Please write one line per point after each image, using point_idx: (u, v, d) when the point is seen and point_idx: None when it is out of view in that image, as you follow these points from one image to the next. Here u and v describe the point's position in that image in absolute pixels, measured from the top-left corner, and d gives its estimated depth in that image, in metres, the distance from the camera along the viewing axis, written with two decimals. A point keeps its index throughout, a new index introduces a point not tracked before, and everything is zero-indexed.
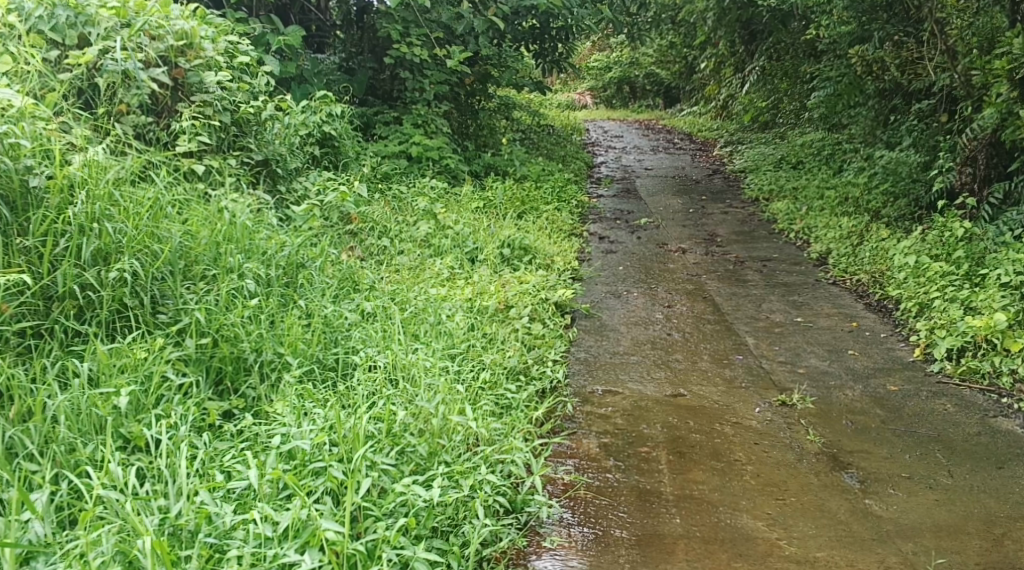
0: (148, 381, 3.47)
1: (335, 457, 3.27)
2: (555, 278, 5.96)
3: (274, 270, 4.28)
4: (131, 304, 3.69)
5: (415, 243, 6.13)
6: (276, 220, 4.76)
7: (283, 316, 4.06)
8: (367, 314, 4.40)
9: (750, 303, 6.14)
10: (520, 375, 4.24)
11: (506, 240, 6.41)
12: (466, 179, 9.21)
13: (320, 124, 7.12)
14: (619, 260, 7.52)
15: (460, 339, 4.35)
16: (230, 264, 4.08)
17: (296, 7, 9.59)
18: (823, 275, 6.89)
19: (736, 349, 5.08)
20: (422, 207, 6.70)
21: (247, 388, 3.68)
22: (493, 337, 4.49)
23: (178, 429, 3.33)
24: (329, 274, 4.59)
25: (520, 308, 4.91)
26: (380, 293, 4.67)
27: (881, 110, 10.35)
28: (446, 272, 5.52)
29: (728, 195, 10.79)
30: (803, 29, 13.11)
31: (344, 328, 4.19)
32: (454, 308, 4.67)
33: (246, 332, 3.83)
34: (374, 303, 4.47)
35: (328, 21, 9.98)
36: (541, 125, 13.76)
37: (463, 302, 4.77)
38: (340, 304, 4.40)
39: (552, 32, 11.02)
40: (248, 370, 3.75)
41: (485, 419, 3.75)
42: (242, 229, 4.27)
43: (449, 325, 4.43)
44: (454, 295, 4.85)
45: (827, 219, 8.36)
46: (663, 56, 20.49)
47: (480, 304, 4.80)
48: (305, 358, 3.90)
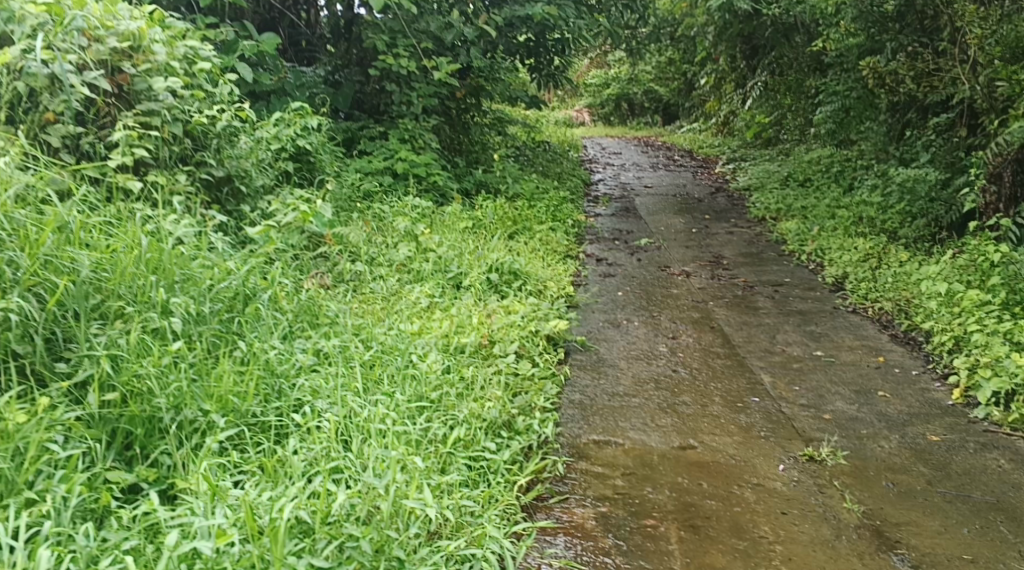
0: (24, 453, 2.95)
1: (241, 564, 2.75)
2: (547, 306, 5.39)
3: (210, 305, 3.73)
4: (19, 352, 3.17)
5: (392, 268, 5.55)
6: (224, 245, 4.19)
7: (214, 362, 3.53)
8: (326, 359, 3.84)
9: (761, 334, 5.58)
10: (501, 430, 3.69)
11: (494, 264, 5.84)
12: (456, 198, 8.65)
13: (293, 138, 6.56)
14: (618, 284, 6.96)
15: (431, 388, 3.79)
16: (151, 299, 3.54)
17: (286, 21, 9.32)
18: (840, 301, 6.33)
19: (752, 389, 4.50)
20: (403, 227, 6.13)
21: (161, 454, 3.18)
22: (471, 382, 3.94)
23: (53, 519, 2.84)
24: (283, 305, 4.02)
25: (504, 345, 4.34)
26: (344, 329, 4.11)
27: (893, 125, 9.79)
28: (419, 303, 4.95)
29: (733, 214, 10.24)
30: (807, 43, 12.63)
31: (291, 376, 3.64)
32: (426, 347, 4.12)
33: (163, 385, 3.29)
34: (333, 344, 3.92)
35: (312, 33, 9.49)
36: (537, 141, 13.24)
37: (438, 340, 4.20)
38: (293, 345, 3.83)
39: (548, 46, 10.51)
40: (163, 431, 3.23)
41: (451, 496, 3.23)
42: (174, 257, 3.74)
43: (420, 370, 3.87)
44: (428, 331, 4.29)
45: (841, 240, 7.79)
46: (663, 73, 20.00)
47: (457, 341, 4.24)
48: (238, 418, 3.37)
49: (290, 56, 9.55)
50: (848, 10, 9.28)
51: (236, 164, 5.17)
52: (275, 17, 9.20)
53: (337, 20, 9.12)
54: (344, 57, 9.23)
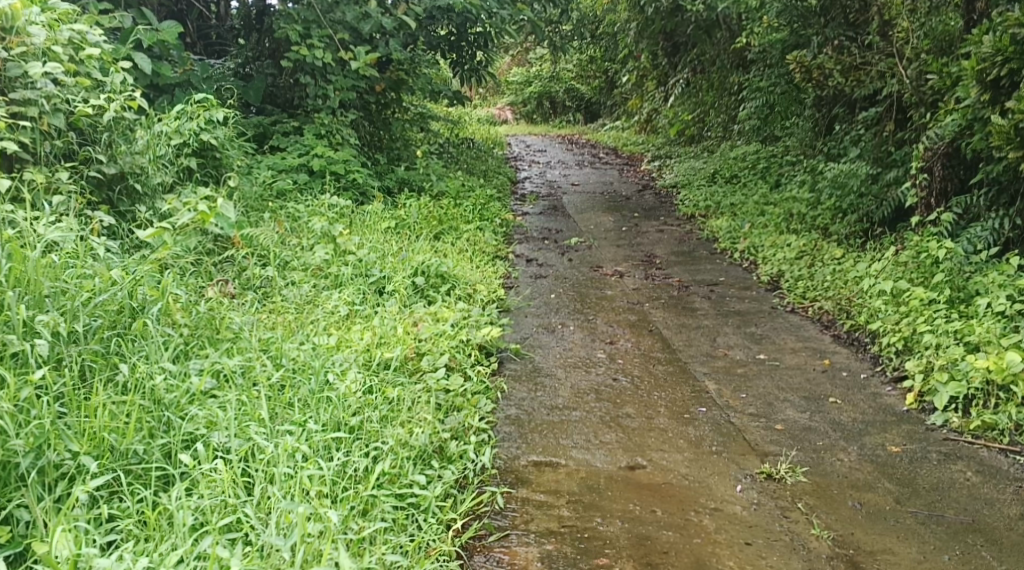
0: None
1: None
2: (477, 311, 5.01)
3: (86, 323, 3.27)
4: None
5: (307, 273, 5.11)
6: (108, 249, 3.79)
7: (87, 392, 3.10)
8: (229, 380, 3.41)
9: (701, 337, 5.31)
10: (432, 461, 3.32)
11: (419, 267, 5.44)
12: (377, 197, 8.21)
13: (198, 133, 6.05)
14: (549, 286, 6.63)
15: (350, 413, 3.39)
16: (12, 318, 3.10)
17: (194, 15, 8.80)
18: (779, 301, 6.11)
19: (698, 398, 4.21)
20: (319, 228, 5.68)
21: (20, 509, 2.71)
22: (398, 403, 3.56)
23: None
24: (176, 318, 3.56)
25: (431, 359, 3.96)
26: (251, 344, 3.67)
27: (820, 120, 9.67)
28: (335, 314, 4.52)
29: (662, 211, 10.02)
30: (729, 38, 12.52)
31: (182, 406, 3.19)
32: (344, 363, 3.71)
33: (21, 423, 2.83)
34: (238, 363, 3.48)
35: (221, 24, 8.94)
36: (460, 138, 12.86)
37: (357, 355, 3.79)
38: (187, 365, 3.39)
39: (469, 39, 10.14)
40: (23, 480, 2.76)
41: (377, 547, 2.86)
42: (37, 267, 3.27)
43: (338, 391, 3.47)
44: (347, 346, 3.87)
45: (774, 237, 7.60)
46: (585, 71, 19.82)
47: (382, 356, 3.84)
48: (114, 461, 2.93)
49: (199, 49, 8.98)
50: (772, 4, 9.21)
51: (130, 160, 4.76)
52: (183, 10, 8.73)
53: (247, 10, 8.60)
54: (254, 49, 8.70)
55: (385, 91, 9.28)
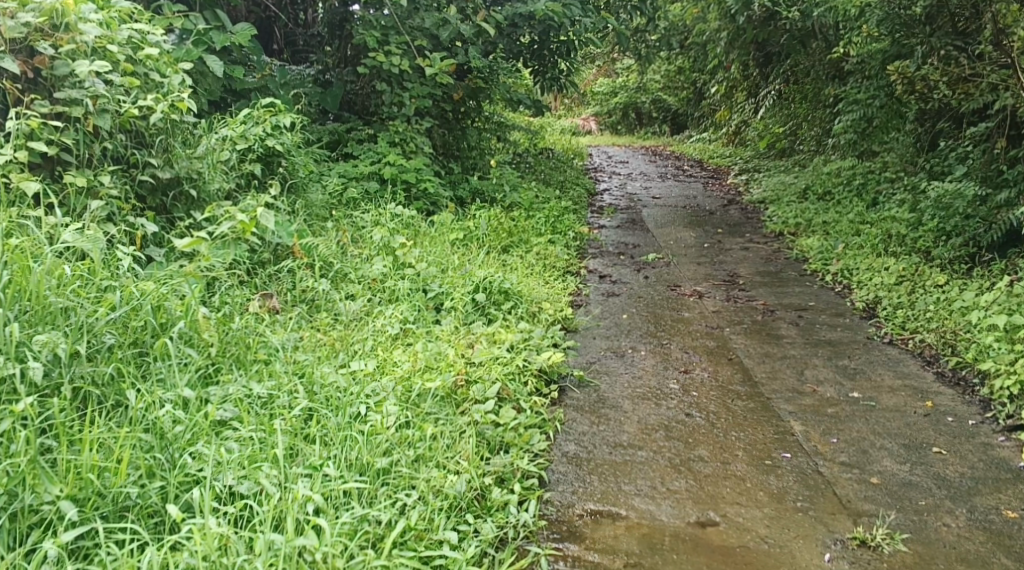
0: None
1: None
2: (540, 332, 4.66)
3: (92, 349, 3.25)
4: None
5: (363, 287, 4.84)
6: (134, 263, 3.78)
7: (82, 424, 3.07)
8: (249, 409, 3.34)
9: (786, 369, 4.85)
10: (460, 509, 3.15)
11: (481, 282, 5.11)
12: (448, 207, 7.94)
13: (263, 137, 5.85)
14: (622, 306, 6.24)
15: (378, 454, 3.23)
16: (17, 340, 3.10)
17: (280, 25, 8.79)
18: (875, 331, 5.60)
19: (780, 442, 3.79)
20: (379, 239, 5.41)
21: None
22: (438, 442, 3.37)
23: None
24: (202, 338, 3.55)
25: (476, 388, 3.75)
26: (283, 367, 3.61)
27: (922, 135, 9.07)
28: (386, 333, 4.23)
29: (748, 228, 9.51)
30: (824, 49, 11.91)
31: (185, 443, 3.12)
32: (379, 392, 3.56)
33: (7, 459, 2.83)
34: (259, 391, 3.41)
35: (304, 30, 8.82)
36: (539, 148, 12.56)
37: (395, 385, 3.61)
38: (203, 392, 3.34)
39: (552, 48, 9.83)
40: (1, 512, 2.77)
41: None
42: (44, 281, 3.26)
43: (369, 425, 3.32)
44: (382, 375, 3.69)
45: (870, 259, 7.07)
46: (672, 82, 19.32)
47: (419, 386, 3.62)
48: (99, 508, 2.86)
49: (285, 56, 8.88)
50: (873, 13, 8.53)
51: (186, 164, 4.67)
52: (271, 18, 8.67)
53: (327, 15, 8.43)
54: (331, 54, 8.54)
55: (463, 100, 9.02)
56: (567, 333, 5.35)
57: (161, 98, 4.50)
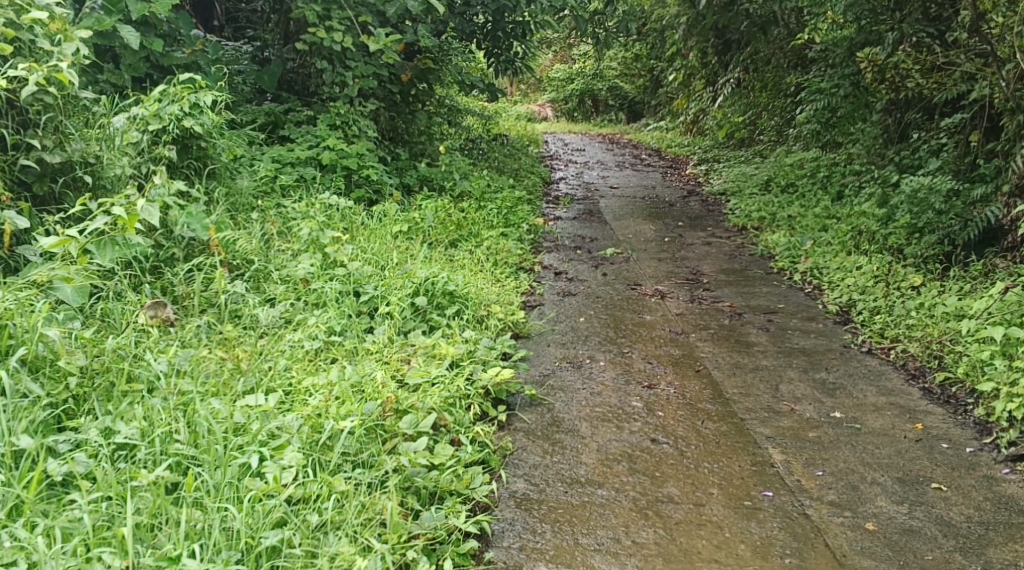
0: None
1: None
2: (486, 343, 4.13)
3: None
4: None
5: (284, 291, 4.25)
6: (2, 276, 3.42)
7: None
8: (109, 462, 2.86)
9: (760, 384, 4.37)
10: None
11: (422, 284, 4.57)
12: (392, 196, 7.34)
13: (179, 116, 5.18)
14: (579, 307, 5.72)
15: (265, 528, 2.72)
16: None
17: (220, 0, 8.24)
18: (852, 337, 5.16)
19: (760, 477, 3.30)
20: (306, 234, 4.85)
21: None
22: (347, 497, 2.90)
23: None
24: (61, 367, 3.10)
25: (404, 420, 3.26)
26: (162, 402, 3.12)
27: (891, 126, 8.66)
28: (300, 353, 3.67)
29: (710, 221, 9.05)
30: (787, 36, 11.50)
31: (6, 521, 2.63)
32: (283, 433, 3.07)
33: None
34: (124, 436, 2.94)
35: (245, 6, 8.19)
36: (493, 134, 12.00)
37: (302, 423, 3.11)
38: (42, 442, 2.85)
39: (505, 29, 9.26)
40: None
41: None
42: None
43: (260, 486, 2.82)
44: (285, 410, 3.19)
45: (841, 257, 6.63)
46: (629, 68, 18.85)
47: (325, 426, 3.12)
48: None
49: (225, 33, 8.32)
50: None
51: (79, 148, 4.17)
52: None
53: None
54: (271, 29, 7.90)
55: (410, 81, 8.42)
56: (518, 342, 4.83)
57: (36, 68, 3.88)
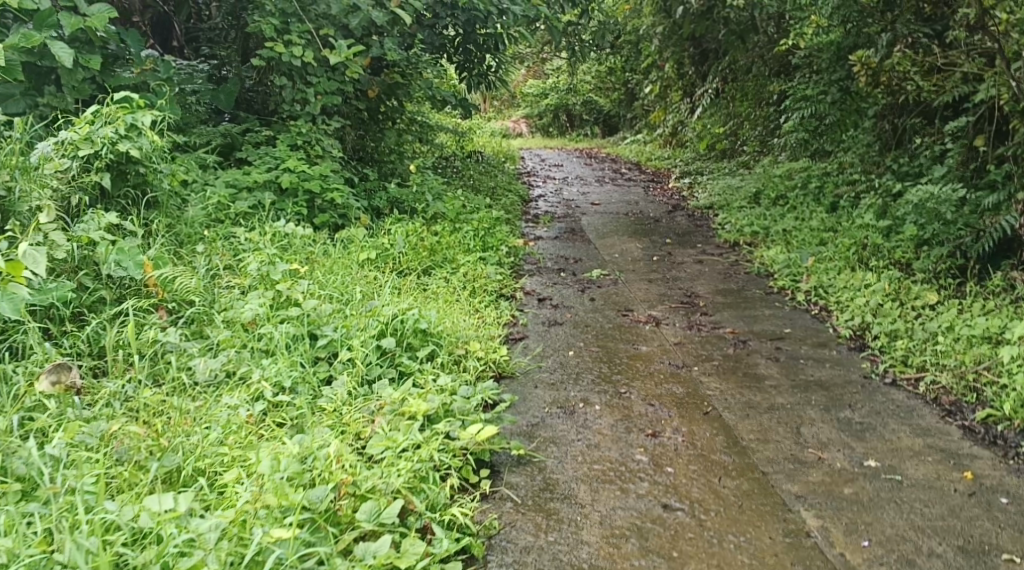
0: None
1: None
2: (467, 392, 3.60)
3: None
4: None
5: (227, 336, 3.69)
6: None
7: None
8: None
9: (780, 429, 3.82)
10: None
11: (389, 324, 4.01)
12: (359, 220, 6.76)
13: (113, 140, 4.64)
14: (567, 338, 5.17)
15: None
16: None
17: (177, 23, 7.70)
18: (871, 367, 4.64)
19: (794, 552, 2.94)
20: (254, 269, 4.30)
21: None
22: None
23: None
24: None
25: (363, 511, 2.86)
26: (44, 508, 2.70)
27: (886, 132, 8.16)
28: (235, 426, 3.17)
29: (699, 237, 8.54)
30: (767, 44, 11.01)
31: None
32: (196, 548, 2.60)
33: None
34: None
35: (201, 23, 7.63)
36: (466, 152, 11.47)
37: (223, 536, 2.66)
38: None
39: (476, 41, 8.69)
40: None
41: None
42: None
43: None
44: (204, 512, 2.78)
45: (847, 274, 6.12)
46: (603, 82, 18.43)
47: (248, 543, 2.67)
48: None
49: (186, 52, 7.78)
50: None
51: None
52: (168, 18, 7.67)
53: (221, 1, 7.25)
54: (230, 46, 7.35)
55: (378, 97, 7.84)
56: (501, 384, 4.26)
57: None
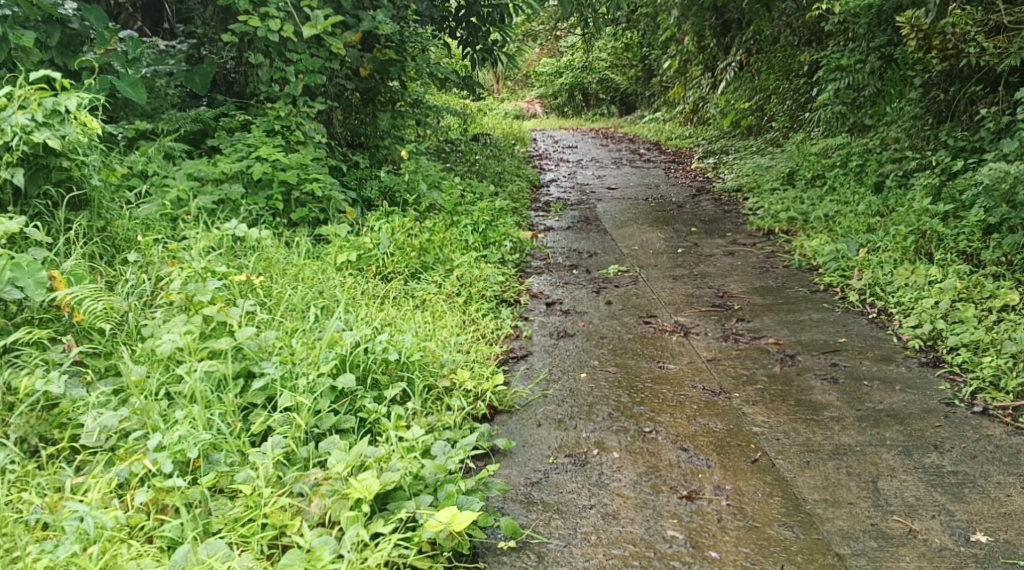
0: None
1: None
2: (442, 451, 2.91)
3: None
4: None
5: (139, 377, 3.01)
6: None
7: None
8: None
9: (853, 484, 3.01)
10: None
11: (346, 354, 3.23)
12: (345, 214, 5.60)
13: (26, 128, 3.81)
14: (578, 355, 4.31)
15: None
16: None
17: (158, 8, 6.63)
18: (953, 390, 3.74)
19: None
20: (178, 288, 3.46)
21: None
22: None
23: None
24: None
25: None
26: None
27: (939, 101, 7.31)
28: (89, 537, 2.52)
29: (728, 224, 7.65)
30: (797, 11, 10.10)
31: None
32: None
33: None
34: None
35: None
36: (473, 135, 10.58)
37: None
38: None
39: (481, 13, 7.67)
40: None
41: None
42: None
43: None
44: None
45: (907, 267, 5.20)
46: (620, 59, 17.50)
47: None
48: None
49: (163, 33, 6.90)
50: None
51: None
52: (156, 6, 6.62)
53: None
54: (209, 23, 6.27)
55: (369, 75, 6.89)
56: (495, 424, 3.41)
57: None
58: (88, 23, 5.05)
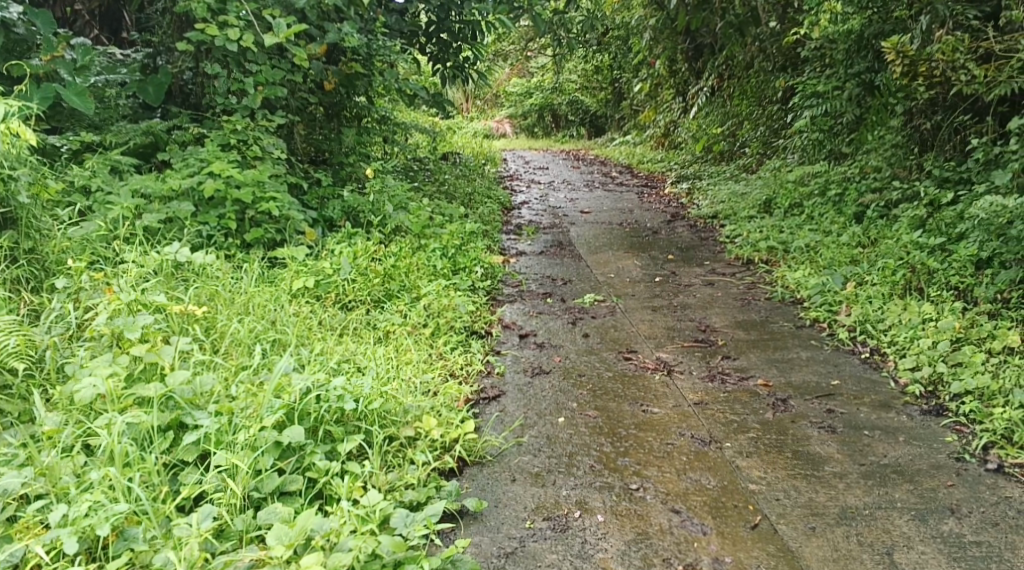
0: None
1: None
2: (403, 523, 2.69)
3: None
4: None
5: (54, 429, 2.76)
6: None
7: None
8: None
9: (867, 557, 2.81)
10: None
11: (292, 402, 2.93)
12: (305, 235, 5.17)
13: None
14: (555, 395, 3.94)
15: None
16: None
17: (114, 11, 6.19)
18: (965, 440, 3.42)
19: None
20: (103, 323, 3.14)
21: None
22: None
23: None
24: None
25: None
26: None
27: (922, 130, 7.02)
28: None
29: (705, 252, 7.36)
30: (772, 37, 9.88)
31: None
32: None
33: None
34: None
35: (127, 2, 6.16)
36: (441, 154, 10.22)
37: None
38: None
39: (452, 29, 7.34)
40: None
41: None
42: None
43: None
44: None
45: (899, 304, 4.92)
46: (590, 81, 17.26)
47: None
48: None
49: None
50: None
51: None
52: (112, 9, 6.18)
53: None
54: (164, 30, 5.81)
55: (334, 88, 6.52)
56: (463, 480, 3.06)
57: None
58: (34, 28, 4.68)
